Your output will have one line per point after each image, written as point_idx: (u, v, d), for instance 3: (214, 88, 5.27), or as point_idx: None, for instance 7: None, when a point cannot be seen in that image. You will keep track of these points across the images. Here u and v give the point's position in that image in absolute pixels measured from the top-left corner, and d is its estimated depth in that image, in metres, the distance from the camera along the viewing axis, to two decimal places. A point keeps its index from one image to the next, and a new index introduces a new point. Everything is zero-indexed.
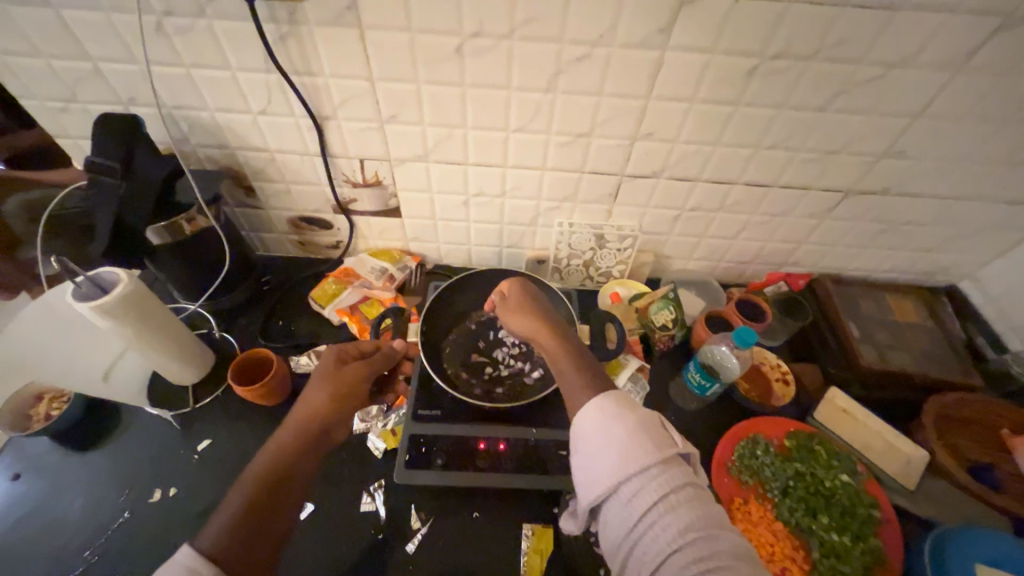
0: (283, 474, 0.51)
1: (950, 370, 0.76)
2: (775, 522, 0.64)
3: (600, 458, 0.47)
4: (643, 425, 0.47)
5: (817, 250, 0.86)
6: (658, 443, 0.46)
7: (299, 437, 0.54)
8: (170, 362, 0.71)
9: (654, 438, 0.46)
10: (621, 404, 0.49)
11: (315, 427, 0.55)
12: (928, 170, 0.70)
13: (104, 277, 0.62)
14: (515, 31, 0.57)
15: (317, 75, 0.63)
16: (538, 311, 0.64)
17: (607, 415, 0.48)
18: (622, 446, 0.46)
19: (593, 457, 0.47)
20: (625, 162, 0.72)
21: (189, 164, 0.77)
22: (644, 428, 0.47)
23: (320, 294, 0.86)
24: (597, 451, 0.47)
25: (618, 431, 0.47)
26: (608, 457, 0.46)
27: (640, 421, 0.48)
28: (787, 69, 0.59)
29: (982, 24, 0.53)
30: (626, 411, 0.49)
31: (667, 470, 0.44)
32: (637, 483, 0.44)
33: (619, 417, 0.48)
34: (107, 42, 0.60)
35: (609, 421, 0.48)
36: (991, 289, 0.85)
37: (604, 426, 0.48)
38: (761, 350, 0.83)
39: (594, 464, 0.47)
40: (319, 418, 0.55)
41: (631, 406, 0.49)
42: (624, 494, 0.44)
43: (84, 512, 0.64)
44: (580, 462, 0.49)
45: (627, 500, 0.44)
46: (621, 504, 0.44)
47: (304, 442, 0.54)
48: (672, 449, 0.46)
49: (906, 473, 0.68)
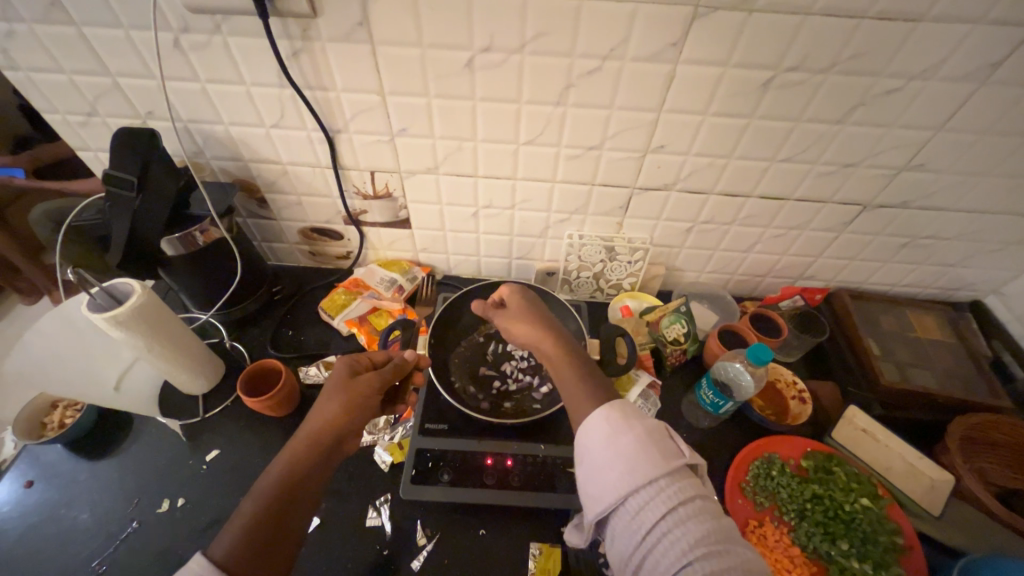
0: (294, 481, 0.51)
1: (975, 389, 0.73)
2: (792, 546, 0.61)
3: (607, 469, 0.45)
4: (650, 435, 0.46)
5: (834, 264, 0.84)
6: (666, 454, 0.45)
7: (308, 446, 0.53)
8: (181, 373, 0.72)
9: (660, 450, 0.45)
10: (627, 414, 0.48)
11: (327, 435, 0.54)
12: (951, 184, 0.68)
13: (119, 289, 0.64)
14: (525, 46, 0.57)
15: (329, 89, 0.64)
16: (539, 318, 0.63)
17: (614, 425, 0.47)
18: (628, 459, 0.45)
19: (599, 468, 0.46)
20: (637, 174, 0.71)
21: (203, 176, 0.78)
22: (651, 438, 0.46)
23: (329, 304, 0.87)
24: (605, 464, 0.46)
25: (625, 442, 0.46)
26: (616, 468, 0.45)
27: (647, 431, 0.47)
28: (803, 82, 0.57)
29: (1007, 36, 0.51)
30: (633, 421, 0.48)
31: (676, 482, 0.43)
32: (645, 495, 0.43)
33: (626, 427, 0.47)
34: (127, 58, 0.62)
35: (616, 432, 0.47)
36: (1018, 304, 0.82)
37: (611, 436, 0.47)
38: (776, 367, 0.81)
39: (601, 475, 0.46)
40: (333, 426, 0.55)
41: (637, 416, 0.48)
42: (631, 507, 0.43)
43: (94, 522, 0.65)
44: (586, 473, 0.48)
45: (635, 513, 0.43)
46: (629, 516, 0.43)
47: (316, 449, 0.53)
48: (680, 460, 0.45)
49: (929, 497, 0.65)
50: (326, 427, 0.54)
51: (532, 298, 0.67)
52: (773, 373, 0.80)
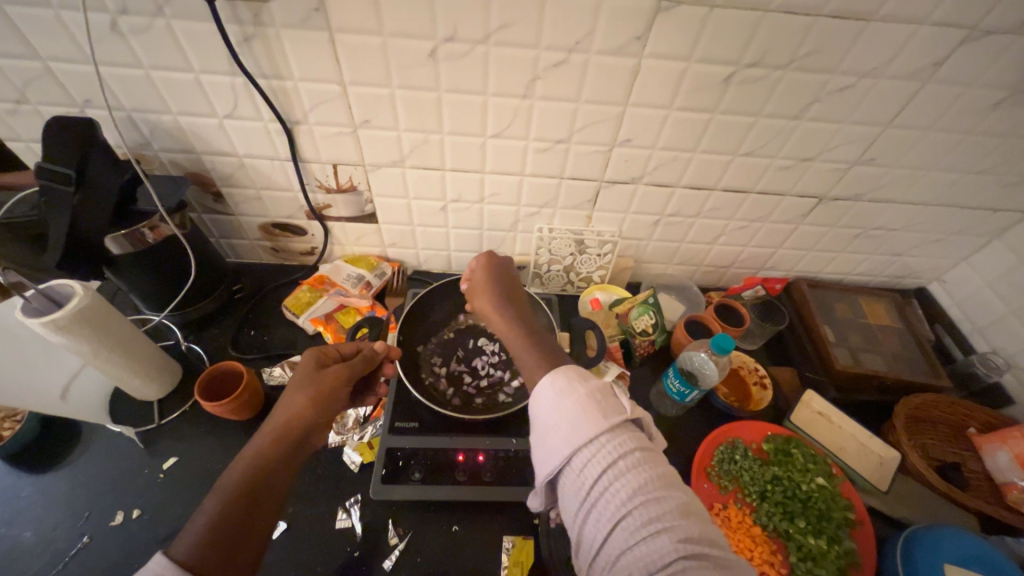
0: (252, 468, 0.49)
1: (921, 371, 0.78)
2: (754, 526, 0.64)
3: (553, 431, 0.46)
4: (593, 395, 0.46)
5: (792, 255, 0.88)
6: (607, 411, 0.45)
7: (259, 436, 0.52)
8: (131, 379, 0.68)
9: (603, 407, 0.45)
10: (572, 377, 0.49)
11: (280, 419, 0.53)
12: (898, 178, 0.71)
13: (58, 291, 0.59)
14: (490, 37, 0.56)
15: (286, 78, 0.61)
16: (502, 293, 0.64)
17: (558, 389, 0.47)
18: (573, 418, 0.45)
19: (546, 432, 0.46)
20: (604, 168, 0.72)
21: (151, 169, 0.73)
22: (594, 398, 0.46)
23: (294, 302, 0.84)
24: (552, 425, 0.46)
25: (569, 403, 0.46)
26: (560, 430, 0.45)
27: (591, 391, 0.47)
28: (762, 78, 0.59)
29: (949, 37, 0.54)
30: (577, 383, 0.48)
31: (617, 437, 0.44)
32: (588, 452, 0.43)
33: (570, 390, 0.47)
34: (59, 41, 0.57)
35: (560, 395, 0.47)
36: (958, 290, 0.88)
37: (555, 400, 0.47)
38: (739, 355, 0.84)
39: (548, 438, 0.46)
40: (288, 412, 0.53)
41: (583, 378, 0.49)
42: (576, 465, 0.44)
43: (39, 539, 0.61)
44: (536, 438, 0.48)
45: (580, 470, 0.43)
46: (574, 476, 0.43)
47: (267, 436, 0.52)
48: (621, 416, 0.45)
49: (879, 475, 0.69)
50: (281, 413, 0.53)
51: (499, 270, 0.68)
52: (738, 361, 0.83)
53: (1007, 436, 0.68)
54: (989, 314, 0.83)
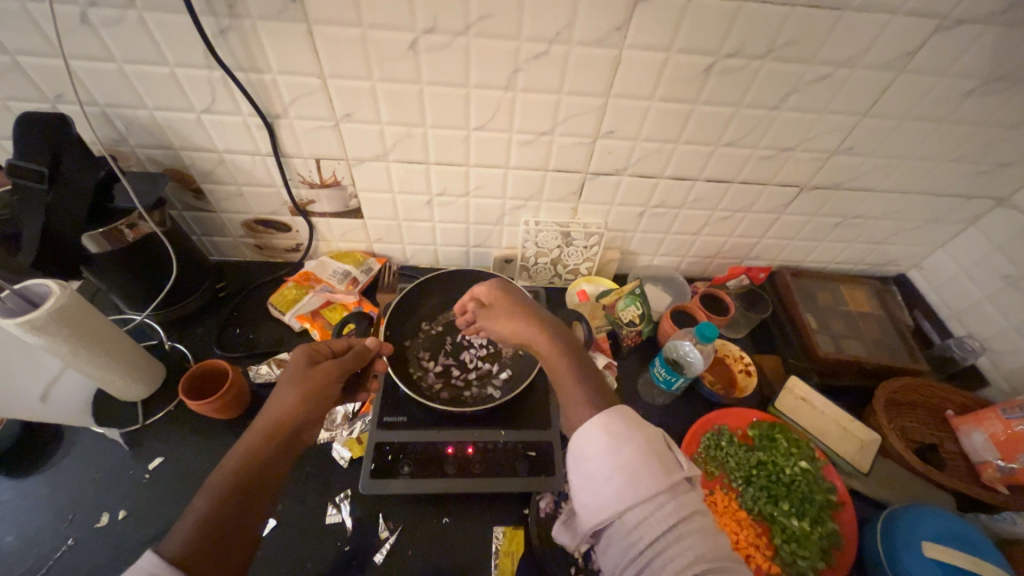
0: (248, 478, 0.48)
1: (899, 356, 0.80)
2: (739, 511, 0.65)
3: (608, 480, 0.46)
4: (651, 447, 0.47)
5: (776, 244, 0.89)
6: (668, 468, 0.45)
7: (261, 445, 0.51)
8: (115, 379, 0.67)
9: (663, 463, 0.46)
10: (630, 424, 0.49)
11: (292, 426, 0.53)
12: (876, 167, 0.72)
13: (33, 290, 0.58)
14: (469, 28, 0.56)
15: (263, 71, 0.60)
16: (538, 318, 0.63)
17: (615, 435, 0.48)
18: (630, 470, 0.45)
19: (596, 477, 0.47)
20: (589, 160, 0.72)
21: (128, 167, 0.72)
22: (652, 449, 0.47)
23: (279, 300, 0.83)
24: (607, 473, 0.46)
25: (626, 452, 0.46)
26: (616, 480, 0.45)
27: (649, 442, 0.47)
28: (741, 68, 0.59)
29: (923, 27, 0.55)
30: (635, 430, 0.48)
31: (676, 498, 0.44)
32: (645, 508, 0.44)
33: (628, 437, 0.47)
34: (24, 33, 0.55)
35: (616, 441, 0.47)
36: (935, 277, 0.90)
37: (610, 446, 0.47)
38: (725, 344, 0.85)
39: (599, 485, 0.46)
40: (295, 420, 0.53)
41: (639, 426, 0.49)
42: (629, 520, 0.44)
43: (22, 543, 0.60)
44: (583, 479, 0.48)
45: (634, 526, 0.43)
46: (627, 530, 0.44)
47: (256, 442, 0.51)
48: (681, 474, 0.45)
49: (860, 458, 0.70)
50: (276, 420, 0.52)
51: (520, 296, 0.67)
52: (723, 350, 0.84)
53: (981, 417, 0.70)
54: (965, 300, 0.85)
